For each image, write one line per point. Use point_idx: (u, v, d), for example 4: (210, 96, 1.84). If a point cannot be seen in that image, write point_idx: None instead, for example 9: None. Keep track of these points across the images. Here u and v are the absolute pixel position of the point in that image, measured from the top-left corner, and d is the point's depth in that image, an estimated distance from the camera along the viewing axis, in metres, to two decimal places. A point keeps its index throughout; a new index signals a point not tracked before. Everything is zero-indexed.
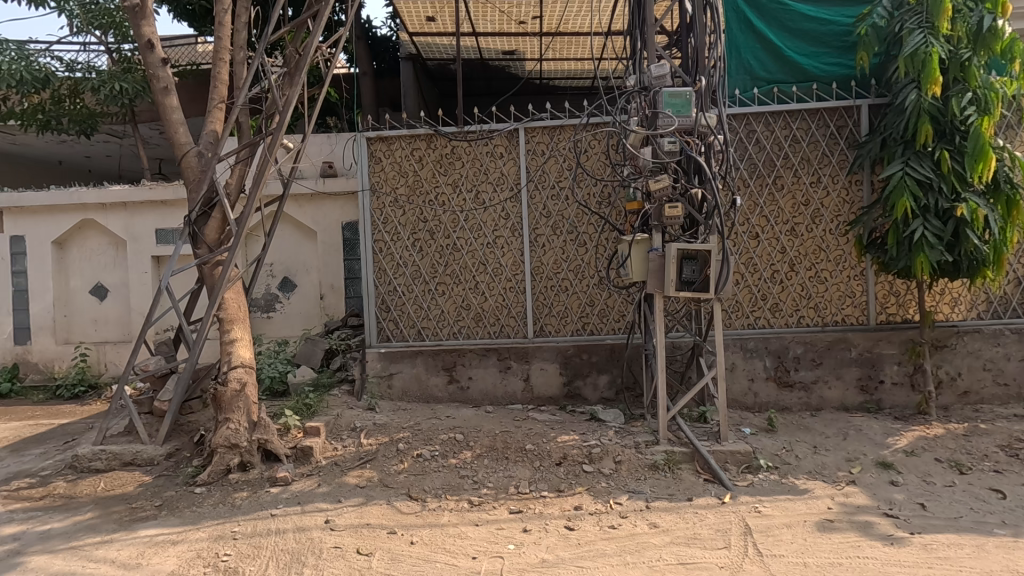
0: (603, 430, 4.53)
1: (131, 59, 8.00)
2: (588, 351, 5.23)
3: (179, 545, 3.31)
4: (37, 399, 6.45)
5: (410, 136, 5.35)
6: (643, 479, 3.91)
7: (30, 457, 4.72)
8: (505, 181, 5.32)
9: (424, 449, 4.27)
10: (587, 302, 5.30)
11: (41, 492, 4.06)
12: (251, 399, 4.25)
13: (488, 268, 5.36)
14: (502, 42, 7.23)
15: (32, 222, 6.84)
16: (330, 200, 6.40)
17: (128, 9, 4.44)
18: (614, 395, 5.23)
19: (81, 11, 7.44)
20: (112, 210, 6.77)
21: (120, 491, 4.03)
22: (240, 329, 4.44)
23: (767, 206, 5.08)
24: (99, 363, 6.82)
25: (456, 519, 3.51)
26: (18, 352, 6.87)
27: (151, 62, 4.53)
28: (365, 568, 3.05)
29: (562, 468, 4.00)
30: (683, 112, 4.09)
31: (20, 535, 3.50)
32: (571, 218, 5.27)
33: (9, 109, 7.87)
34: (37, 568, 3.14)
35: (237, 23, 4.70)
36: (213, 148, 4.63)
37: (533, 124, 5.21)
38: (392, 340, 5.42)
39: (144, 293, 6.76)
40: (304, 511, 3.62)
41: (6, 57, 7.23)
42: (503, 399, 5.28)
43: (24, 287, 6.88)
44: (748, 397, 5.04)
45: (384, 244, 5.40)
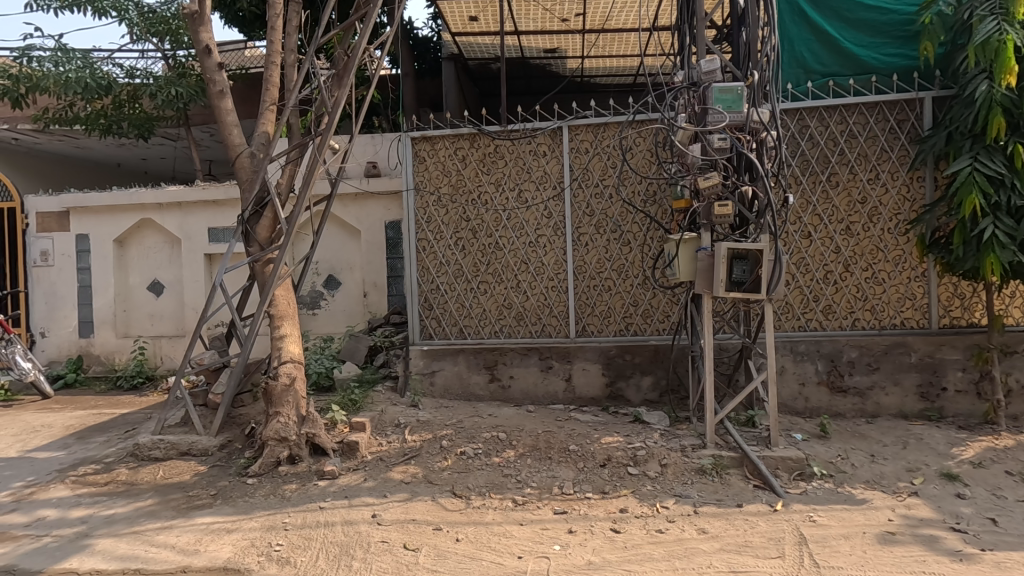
0: (648, 432, 4.47)
1: (185, 65, 8.34)
2: (632, 352, 5.16)
3: (233, 534, 3.42)
4: (100, 389, 6.81)
5: (454, 135, 5.38)
6: (690, 483, 3.83)
7: (95, 445, 4.97)
8: (548, 179, 5.29)
9: (467, 446, 4.29)
10: (631, 302, 5.22)
11: (105, 478, 4.26)
12: (300, 393, 4.36)
13: (530, 266, 5.34)
14: (545, 40, 7.20)
15: (96, 222, 7.19)
16: (374, 199, 6.50)
17: (187, 16, 4.60)
18: (658, 397, 5.15)
19: (140, 20, 7.77)
20: (168, 209, 7.06)
21: (177, 480, 4.20)
22: (289, 325, 4.57)
23: (820, 204, 4.89)
24: (155, 356, 7.13)
25: (500, 518, 3.52)
26: (83, 345, 7.25)
27: (208, 67, 4.69)
28: (412, 564, 3.08)
29: (606, 470, 3.97)
30: (733, 107, 3.97)
31: (88, 519, 3.68)
32: (616, 217, 5.20)
33: (74, 115, 8.29)
34: (103, 551, 3.29)
35: (289, 26, 4.81)
36: (265, 149, 4.76)
37: (577, 122, 5.18)
38: (435, 338, 5.47)
39: (198, 289, 7.03)
40: (352, 505, 3.69)
41: (73, 66, 7.67)
42: (544, 399, 5.27)
43: (88, 283, 7.24)
44: (798, 401, 4.88)
45: (428, 243, 5.45)
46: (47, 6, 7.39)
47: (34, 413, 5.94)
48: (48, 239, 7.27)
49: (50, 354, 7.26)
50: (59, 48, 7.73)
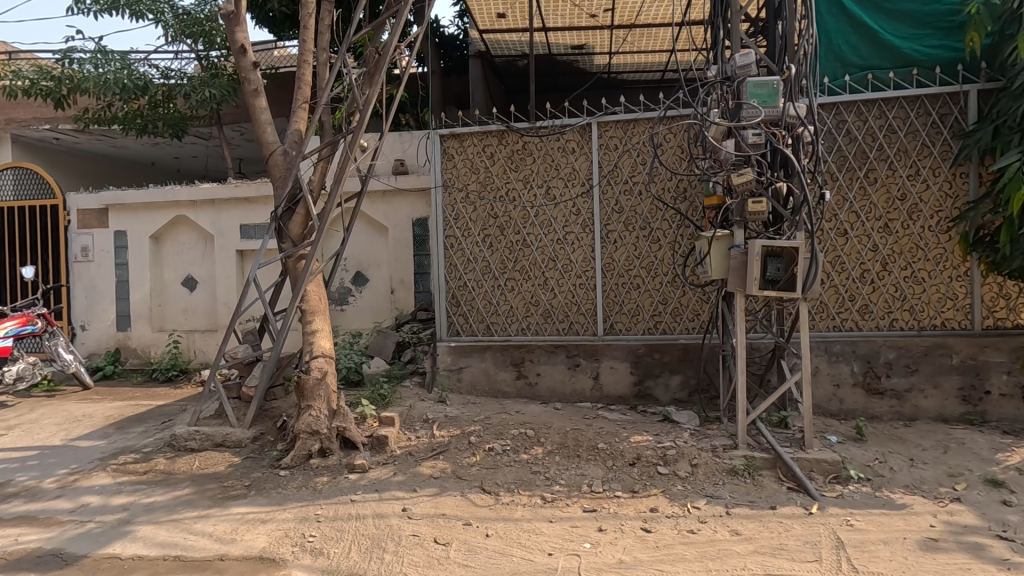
0: (678, 431, 4.42)
1: (217, 66, 8.51)
2: (660, 351, 5.11)
3: (268, 524, 3.49)
4: (136, 381, 7.02)
5: (483, 132, 5.39)
6: (722, 484, 3.77)
7: (134, 435, 5.12)
8: (577, 176, 5.27)
9: (495, 443, 4.30)
10: (660, 300, 5.17)
11: (144, 467, 4.39)
12: (332, 387, 4.42)
13: (558, 264, 5.33)
14: (573, 37, 7.17)
15: (133, 218, 7.40)
16: (402, 196, 6.55)
17: (223, 16, 4.69)
18: (687, 396, 5.09)
19: (175, 22, 7.95)
20: (202, 206, 7.22)
21: (213, 470, 4.30)
22: (320, 320, 4.64)
23: (857, 201, 4.77)
24: (189, 349, 7.32)
25: (529, 514, 3.51)
26: (120, 338, 7.47)
27: (243, 66, 4.78)
28: (443, 558, 3.09)
29: (635, 469, 3.94)
30: (768, 102, 3.89)
31: (129, 506, 3.80)
32: (645, 214, 5.15)
33: (112, 115, 8.52)
34: (144, 538, 3.39)
35: (321, 26, 4.87)
36: (298, 147, 4.83)
37: (606, 119, 5.14)
38: (462, 334, 5.50)
39: (230, 284, 7.19)
40: (382, 498, 3.73)
41: (112, 67, 7.89)
42: (571, 397, 5.24)
43: (125, 278, 7.46)
44: (832, 403, 4.77)
45: (455, 239, 5.48)
46: (88, 10, 7.62)
47: (76, 403, 6.14)
48: (88, 235, 7.51)
49: (90, 346, 7.51)
50: (98, 50, 7.97)
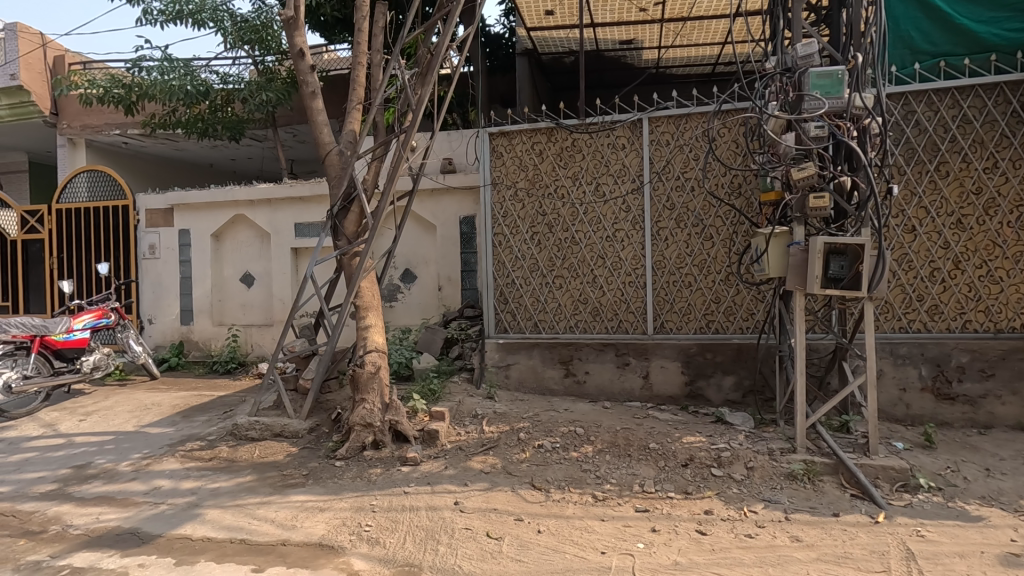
0: (731, 433, 4.33)
1: (272, 70, 8.81)
2: (713, 351, 4.99)
3: (326, 512, 3.60)
4: (198, 372, 7.39)
5: (532, 129, 5.39)
6: (780, 488, 3.65)
7: (198, 423, 5.38)
8: (627, 173, 5.21)
9: (545, 440, 4.31)
10: (713, 299, 5.06)
11: (209, 454, 4.60)
12: (385, 381, 4.53)
13: (607, 261, 5.28)
14: (621, 32, 7.08)
15: (196, 217, 7.77)
16: (449, 195, 6.62)
17: (283, 21, 4.85)
18: (741, 397, 4.96)
19: (234, 29, 8.27)
20: (259, 206, 7.51)
21: (272, 459, 4.47)
22: (373, 316, 4.75)
23: (927, 195, 4.52)
24: (247, 343, 7.63)
25: (581, 512, 3.50)
26: (183, 331, 7.85)
27: (302, 69, 4.92)
28: (496, 552, 3.11)
29: (688, 470, 3.87)
30: (832, 93, 3.71)
31: (197, 491, 4.00)
32: (697, 210, 5.05)
33: (176, 119, 8.95)
34: (212, 521, 3.56)
35: (375, 28, 4.95)
36: (352, 147, 4.94)
37: (657, 114, 5.06)
38: (509, 331, 5.52)
39: (285, 281, 7.45)
40: (435, 491, 3.79)
41: (176, 74, 8.31)
42: (620, 396, 5.19)
43: (188, 274, 7.84)
44: (898, 408, 4.55)
45: (503, 237, 5.50)
46: (155, 20, 8.03)
47: (146, 392, 6.51)
48: (155, 233, 7.94)
49: (156, 339, 7.93)
50: (165, 59, 8.40)
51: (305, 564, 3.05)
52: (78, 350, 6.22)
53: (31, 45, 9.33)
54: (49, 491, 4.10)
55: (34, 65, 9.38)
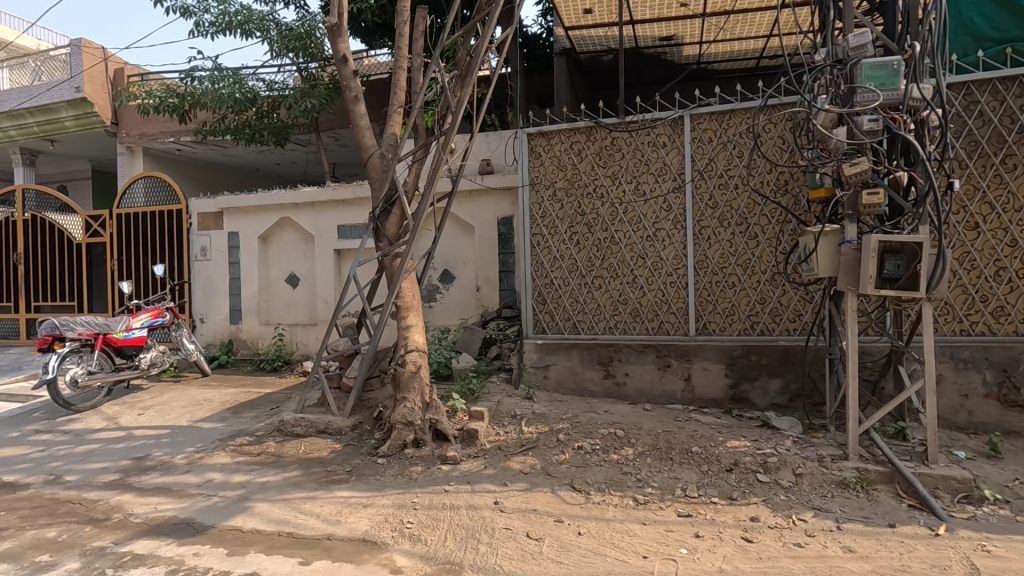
0: (778, 438, 4.20)
1: (316, 76, 9.05)
2: (758, 352, 4.85)
3: (369, 508, 3.67)
4: (246, 370, 7.66)
5: (571, 129, 5.36)
6: (831, 496, 3.51)
7: (247, 419, 5.58)
8: (668, 171, 5.12)
9: (584, 441, 4.28)
10: (758, 300, 4.93)
11: (257, 449, 4.76)
12: (425, 381, 4.60)
13: (648, 261, 5.20)
14: (662, 28, 6.97)
15: (244, 220, 8.05)
16: (488, 195, 6.65)
17: (327, 28, 4.98)
18: (788, 401, 4.80)
19: (280, 38, 8.54)
20: (304, 208, 7.73)
21: (317, 455, 4.59)
22: (414, 316, 4.82)
23: (992, 190, 4.27)
24: (292, 342, 7.87)
25: (622, 515, 3.46)
26: (233, 330, 8.15)
27: (345, 74, 5.03)
28: (537, 553, 3.11)
29: (733, 475, 3.77)
30: (887, 84, 3.57)
31: (246, 484, 4.14)
32: (741, 209, 4.93)
33: (226, 126, 9.29)
34: (261, 514, 3.68)
35: (415, 32, 5.02)
36: (393, 150, 5.02)
37: (700, 110, 4.96)
38: (548, 332, 5.51)
39: (329, 281, 7.64)
40: (475, 490, 3.81)
41: (226, 82, 8.63)
42: (661, 398, 5.10)
43: (237, 275, 8.13)
44: (959, 415, 4.31)
45: (542, 237, 5.49)
46: (206, 32, 8.38)
47: (198, 389, 6.79)
48: (206, 236, 8.27)
49: (207, 337, 8.26)
50: (216, 68, 8.74)
51: (349, 559, 3.11)
52: (136, 348, 6.53)
53: (94, 59, 9.87)
54: (112, 481, 4.33)
55: (97, 78, 9.92)
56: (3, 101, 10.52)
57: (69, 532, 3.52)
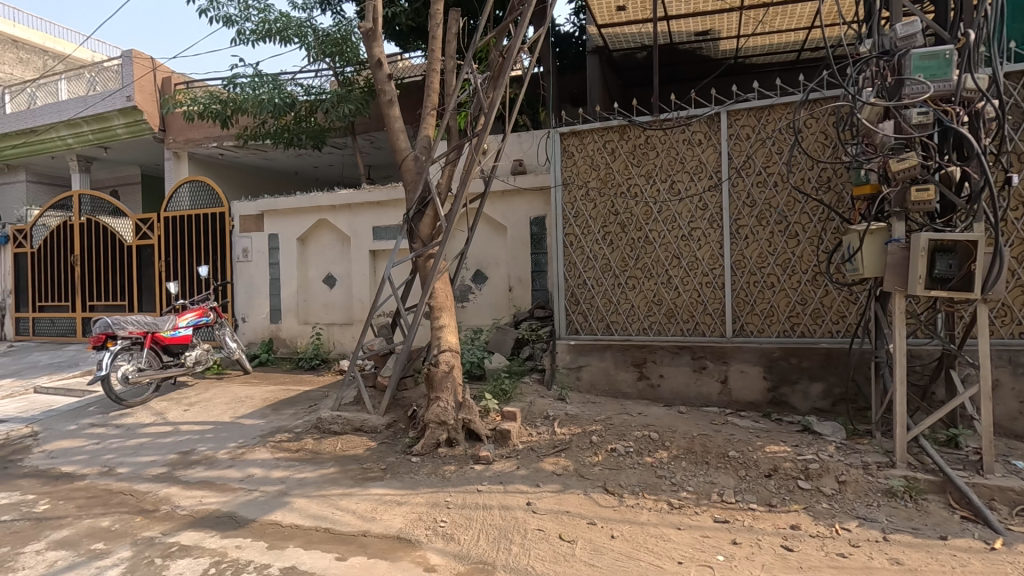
0: (820, 444, 4.07)
1: (351, 80, 9.22)
2: (798, 355, 4.71)
3: (403, 506, 3.72)
4: (286, 367, 7.87)
5: (604, 128, 5.32)
6: (876, 505, 3.38)
7: (287, 416, 5.74)
8: (704, 169, 5.02)
9: (618, 444, 4.24)
10: (798, 301, 4.79)
11: (296, 446, 4.89)
12: (458, 381, 4.64)
13: (683, 261, 5.12)
14: (697, 23, 6.83)
15: (284, 222, 8.27)
16: (520, 196, 6.65)
17: (362, 33, 5.06)
18: (830, 406, 4.64)
19: (317, 43, 8.73)
20: (340, 210, 7.89)
21: (353, 452, 4.68)
22: (447, 317, 4.86)
23: None
24: (329, 341, 8.05)
25: (656, 519, 3.40)
26: (273, 329, 8.39)
27: (380, 78, 5.10)
28: (569, 555, 3.09)
29: (772, 481, 3.67)
30: (938, 75, 3.41)
31: (286, 480, 4.26)
32: (781, 207, 4.80)
33: (266, 131, 9.56)
34: (299, 509, 3.78)
35: (448, 34, 5.05)
36: (427, 152, 5.07)
37: (737, 107, 4.85)
38: (581, 332, 5.47)
39: (364, 281, 7.78)
40: (507, 491, 3.82)
41: (266, 88, 8.88)
42: (696, 400, 5.00)
43: (277, 276, 8.36)
44: (1018, 423, 4.08)
45: (575, 237, 5.45)
46: (247, 40, 8.65)
47: (240, 386, 7.01)
48: (248, 238, 8.53)
49: (249, 336, 8.52)
50: (256, 74, 9.00)
51: (384, 556, 3.16)
52: (183, 346, 6.79)
53: (143, 69, 10.32)
54: (160, 474, 4.51)
55: (146, 87, 10.37)
56: (61, 111, 11.10)
57: (121, 522, 3.69)
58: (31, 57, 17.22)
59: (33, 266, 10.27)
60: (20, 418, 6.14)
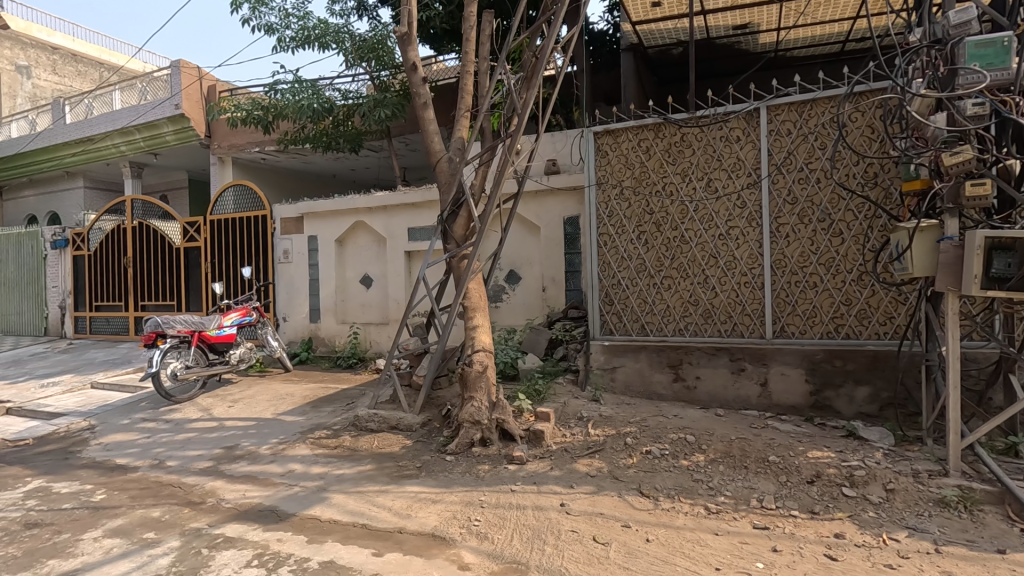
0: (866, 450, 3.93)
1: (387, 84, 9.39)
2: (842, 358, 4.55)
3: (438, 504, 3.77)
4: (324, 366, 8.06)
5: (639, 126, 5.25)
6: (927, 515, 3.23)
7: (325, 413, 5.88)
8: (742, 167, 4.91)
9: (653, 446, 4.19)
10: (842, 301, 4.63)
11: (334, 443, 5.00)
12: (492, 380, 4.68)
13: (720, 261, 5.01)
14: (735, 16, 6.67)
15: (322, 224, 8.48)
16: (554, 196, 6.64)
17: (398, 38, 5.14)
18: (877, 411, 4.47)
19: (354, 48, 8.92)
20: (377, 212, 8.03)
21: (389, 450, 4.76)
22: (480, 317, 4.89)
23: None
24: (366, 340, 8.21)
25: (692, 524, 3.34)
26: (312, 328, 8.61)
27: (414, 81, 5.17)
28: (604, 557, 3.06)
29: (814, 488, 3.56)
30: (995, 64, 3.24)
31: (325, 476, 4.37)
32: (824, 204, 4.65)
33: (305, 135, 9.81)
34: (338, 505, 3.87)
35: (482, 36, 5.07)
36: (461, 153, 5.11)
37: (777, 102, 4.72)
38: (616, 333, 5.41)
39: (400, 281, 7.90)
40: (541, 491, 3.82)
41: (305, 93, 9.11)
42: (734, 403, 4.89)
43: (316, 276, 8.58)
44: None
45: (609, 237, 5.40)
46: (288, 47, 8.90)
47: (281, 384, 7.22)
48: (288, 240, 8.77)
49: (289, 335, 8.76)
50: (296, 80, 9.25)
51: (419, 553, 3.20)
52: (228, 344, 7.04)
53: (191, 78, 10.76)
54: (207, 468, 4.69)
55: (193, 95, 10.80)
56: (116, 120, 11.68)
57: (170, 513, 3.85)
58: (88, 70, 18.12)
59: (90, 268, 10.82)
60: (79, 412, 6.48)
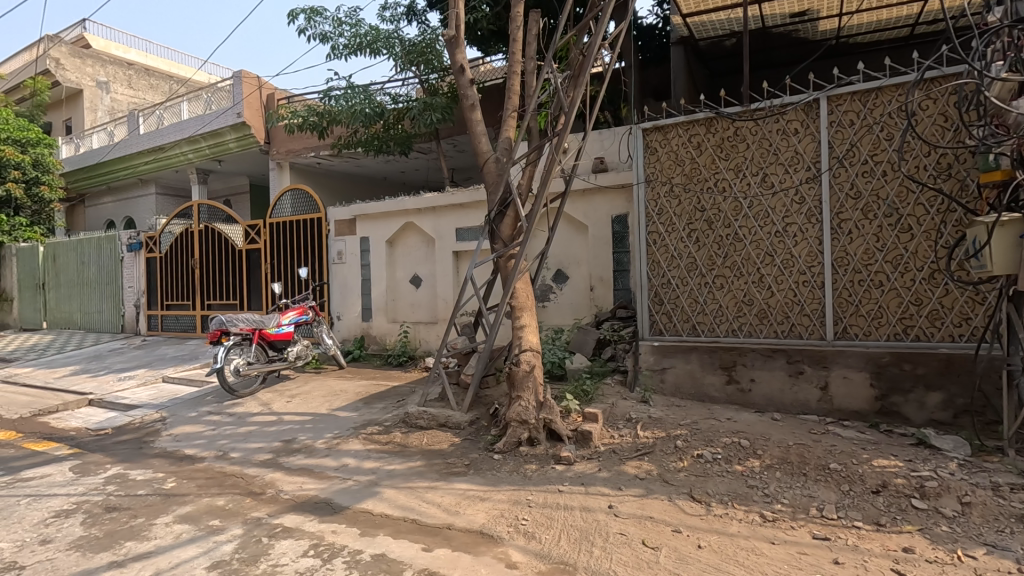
0: (938, 460, 3.69)
1: (436, 86, 9.55)
2: (911, 362, 4.28)
3: (486, 502, 3.80)
4: (376, 363, 8.28)
5: (689, 122, 5.12)
6: (1009, 533, 2.99)
7: (377, 409, 6.05)
8: (800, 160, 4.70)
9: (705, 450, 4.08)
10: (911, 301, 4.37)
11: (386, 439, 5.13)
12: (539, 380, 4.67)
13: (776, 259, 4.82)
14: (793, 4, 6.39)
15: (374, 225, 8.70)
16: (601, 194, 6.56)
17: (446, 41, 5.21)
18: (952, 418, 4.18)
19: (404, 53, 9.10)
20: (426, 213, 8.17)
21: (438, 447, 4.83)
22: (527, 316, 4.90)
23: None
24: (415, 338, 8.37)
25: (746, 531, 3.23)
26: (364, 327, 8.85)
27: (462, 83, 5.22)
28: (653, 562, 3.00)
29: (880, 498, 3.37)
30: None
31: (376, 470, 4.48)
32: (890, 198, 4.40)
33: (358, 139, 10.10)
34: (389, 499, 3.96)
35: (529, 35, 5.07)
36: (508, 153, 5.13)
37: (838, 92, 4.49)
38: (665, 334, 5.30)
39: (448, 281, 8.01)
40: (589, 492, 3.79)
41: (358, 98, 9.36)
42: (792, 408, 4.68)
43: (368, 276, 8.82)
44: None
45: (659, 235, 5.29)
46: (341, 54, 9.18)
47: (335, 380, 7.46)
48: (342, 241, 9.05)
49: (343, 333, 9.03)
50: (349, 86, 9.52)
51: (467, 549, 3.24)
52: (286, 342, 7.35)
53: (251, 87, 11.29)
54: (267, 460, 4.91)
55: (253, 104, 11.33)
56: (184, 130, 12.40)
57: (233, 502, 4.05)
58: (159, 83, 19.32)
59: (162, 269, 11.52)
60: (152, 404, 6.91)
